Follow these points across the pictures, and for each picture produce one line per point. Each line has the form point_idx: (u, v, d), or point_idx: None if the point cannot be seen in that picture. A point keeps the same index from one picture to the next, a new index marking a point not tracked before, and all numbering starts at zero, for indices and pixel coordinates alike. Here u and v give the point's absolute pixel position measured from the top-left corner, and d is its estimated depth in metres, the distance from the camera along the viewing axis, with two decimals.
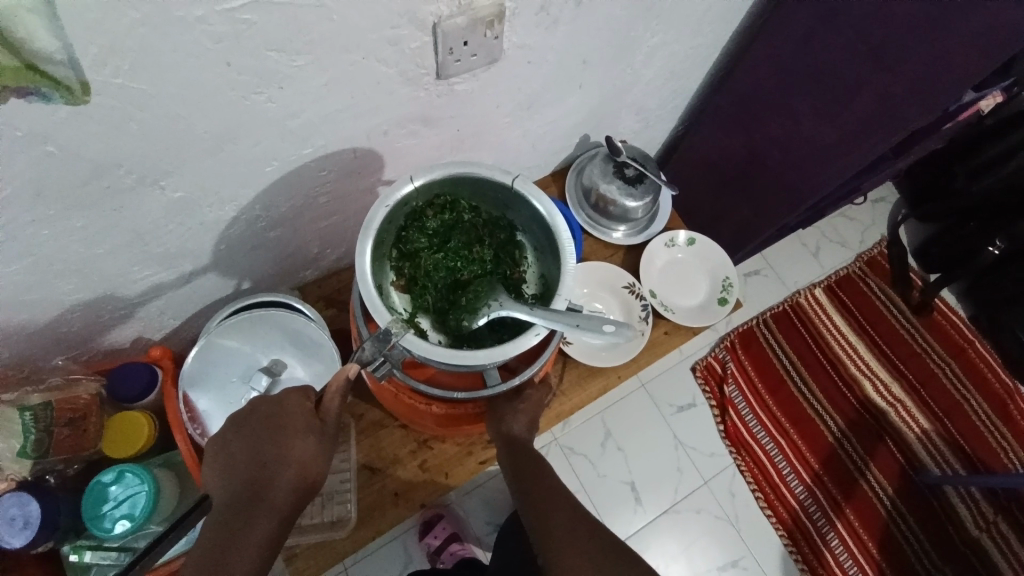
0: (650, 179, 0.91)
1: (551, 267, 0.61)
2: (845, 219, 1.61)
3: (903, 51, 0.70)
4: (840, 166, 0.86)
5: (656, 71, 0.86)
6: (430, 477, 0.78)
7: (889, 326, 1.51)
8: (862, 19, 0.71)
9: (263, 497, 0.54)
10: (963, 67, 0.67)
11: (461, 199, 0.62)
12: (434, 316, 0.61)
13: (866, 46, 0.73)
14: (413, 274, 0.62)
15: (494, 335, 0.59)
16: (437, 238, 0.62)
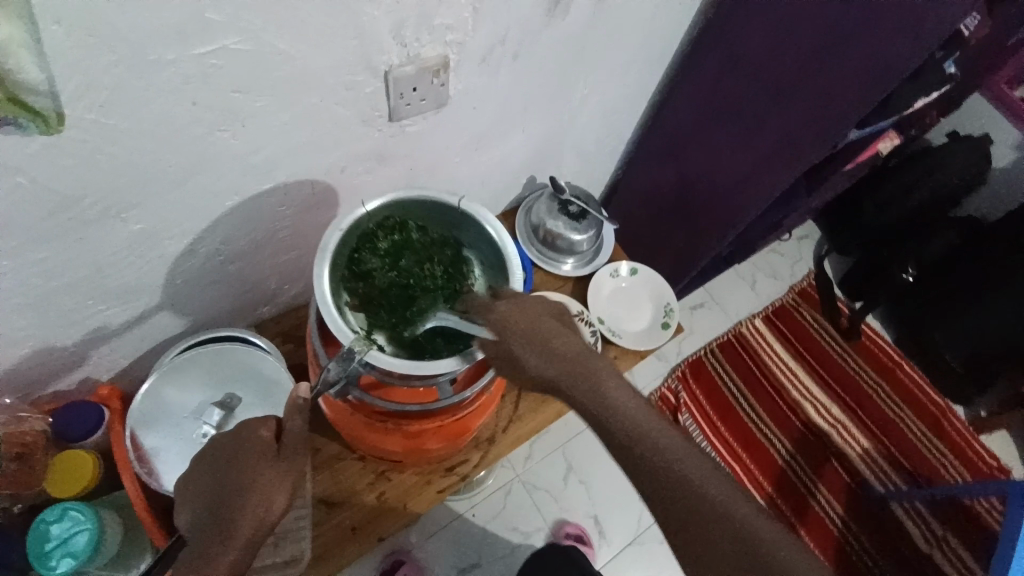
0: (593, 215, 1.00)
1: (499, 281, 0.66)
2: (776, 254, 1.75)
3: (796, 94, 0.81)
4: (753, 195, 0.95)
5: (592, 117, 0.95)
6: (388, 508, 0.78)
7: (822, 351, 1.63)
8: (760, 65, 0.84)
9: (226, 518, 0.55)
10: (839, 101, 0.77)
11: (409, 221, 0.66)
12: (386, 330, 0.61)
13: (766, 89, 0.85)
14: (363, 291, 0.62)
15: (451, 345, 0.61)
16: (386, 256, 0.64)
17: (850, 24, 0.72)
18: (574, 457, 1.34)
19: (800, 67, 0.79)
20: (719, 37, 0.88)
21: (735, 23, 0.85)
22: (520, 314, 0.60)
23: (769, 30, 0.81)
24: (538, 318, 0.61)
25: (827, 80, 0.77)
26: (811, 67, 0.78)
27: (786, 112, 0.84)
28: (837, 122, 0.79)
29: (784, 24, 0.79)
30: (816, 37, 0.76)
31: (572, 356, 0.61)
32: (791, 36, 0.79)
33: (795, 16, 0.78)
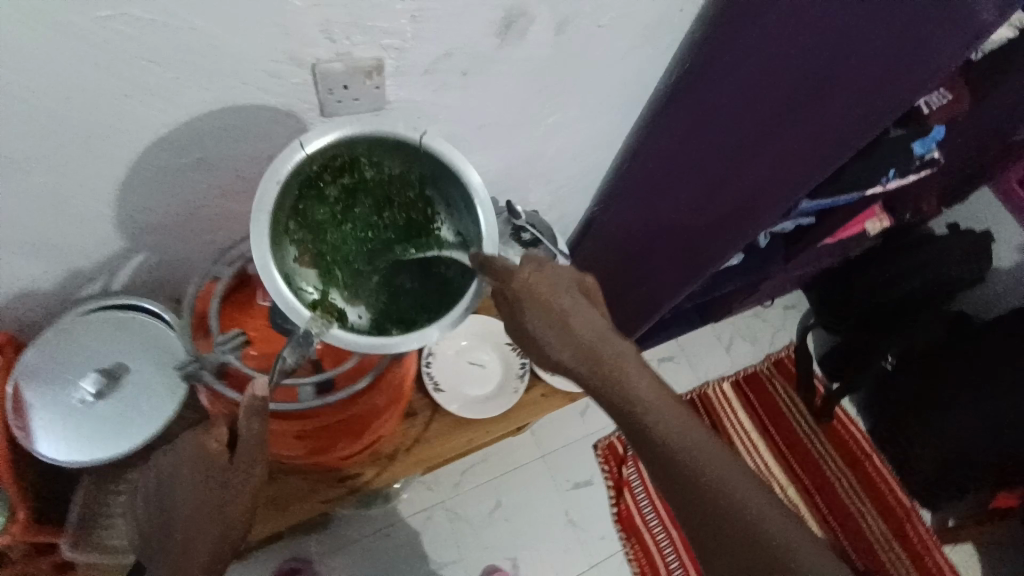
0: (545, 247, 0.95)
1: (468, 224, 0.58)
2: (758, 319, 1.69)
3: (758, 158, 0.81)
4: (722, 245, 0.94)
5: (557, 150, 0.94)
6: (265, 510, 0.76)
7: (788, 428, 1.56)
8: (722, 125, 0.81)
9: (178, 529, 0.57)
10: (805, 163, 0.77)
11: (360, 157, 0.55)
12: (349, 292, 0.58)
13: (728, 149, 0.83)
14: (316, 249, 0.57)
15: (419, 307, 0.58)
16: (342, 207, 0.57)
17: (811, 95, 0.70)
18: (505, 492, 1.29)
19: (764, 132, 0.78)
20: (684, 88, 0.84)
21: (698, 77, 0.81)
22: (542, 296, 0.61)
23: (730, 89, 0.77)
24: (560, 303, 0.61)
25: (788, 146, 0.77)
26: (773, 132, 0.77)
27: (749, 172, 0.83)
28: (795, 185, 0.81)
29: (745, 85, 0.76)
30: (777, 104, 0.74)
31: (598, 347, 0.63)
32: (753, 100, 0.76)
33: (756, 79, 0.74)
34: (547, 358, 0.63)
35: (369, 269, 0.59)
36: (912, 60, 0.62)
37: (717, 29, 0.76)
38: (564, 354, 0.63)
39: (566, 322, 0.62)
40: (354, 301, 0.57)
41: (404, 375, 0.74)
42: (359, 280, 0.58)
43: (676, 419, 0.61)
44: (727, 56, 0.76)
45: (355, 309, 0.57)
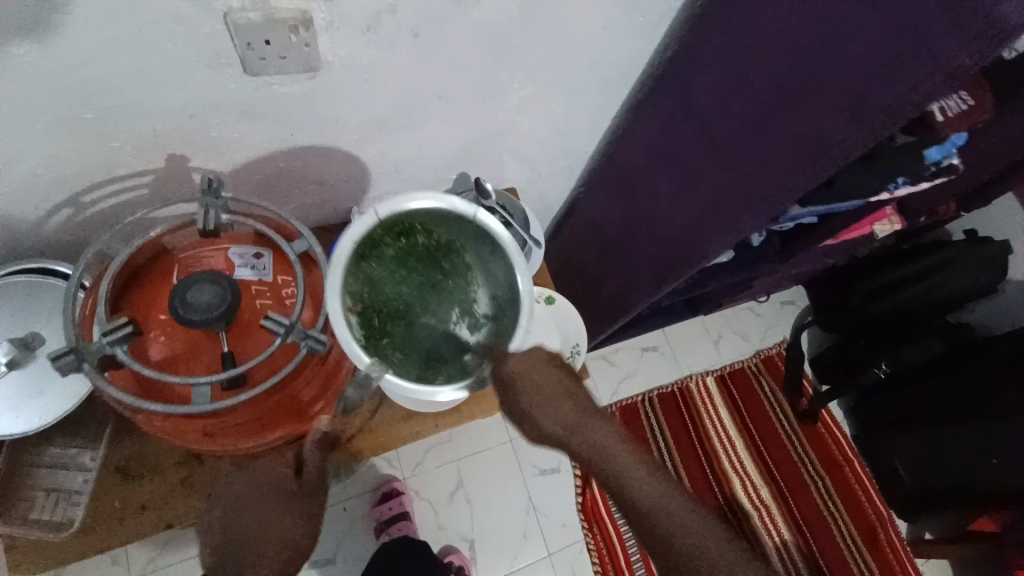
0: (514, 230, 0.88)
1: (507, 287, 0.61)
2: (750, 313, 1.63)
3: (738, 154, 0.73)
4: (688, 252, 0.87)
5: (530, 123, 0.86)
6: (187, 492, 0.71)
7: (770, 428, 1.51)
8: (705, 113, 0.76)
9: (238, 550, 0.63)
10: (775, 171, 0.69)
11: (417, 221, 0.59)
12: (394, 348, 0.58)
13: (708, 140, 0.77)
14: (369, 306, 0.58)
15: (457, 363, 0.59)
16: (395, 268, 0.59)
17: (790, 90, 0.64)
18: (467, 474, 1.26)
19: (743, 124, 0.71)
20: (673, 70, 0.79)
21: (688, 58, 0.76)
22: (531, 397, 0.67)
23: (718, 74, 0.72)
24: (550, 407, 0.67)
25: (766, 146, 0.69)
26: (751, 127, 0.70)
27: (726, 170, 0.75)
28: (772, 199, 0.71)
29: (732, 70, 0.70)
30: (759, 95, 0.67)
31: (584, 433, 0.67)
32: (738, 88, 0.70)
33: (742, 64, 0.69)
34: (540, 431, 0.68)
35: (411, 328, 0.59)
36: (905, 61, 0.53)
37: (711, 7, 0.71)
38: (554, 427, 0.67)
39: (552, 396, 0.67)
40: (399, 355, 0.58)
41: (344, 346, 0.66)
42: (403, 337, 0.59)
43: (654, 486, 0.65)
44: (719, 38, 0.71)
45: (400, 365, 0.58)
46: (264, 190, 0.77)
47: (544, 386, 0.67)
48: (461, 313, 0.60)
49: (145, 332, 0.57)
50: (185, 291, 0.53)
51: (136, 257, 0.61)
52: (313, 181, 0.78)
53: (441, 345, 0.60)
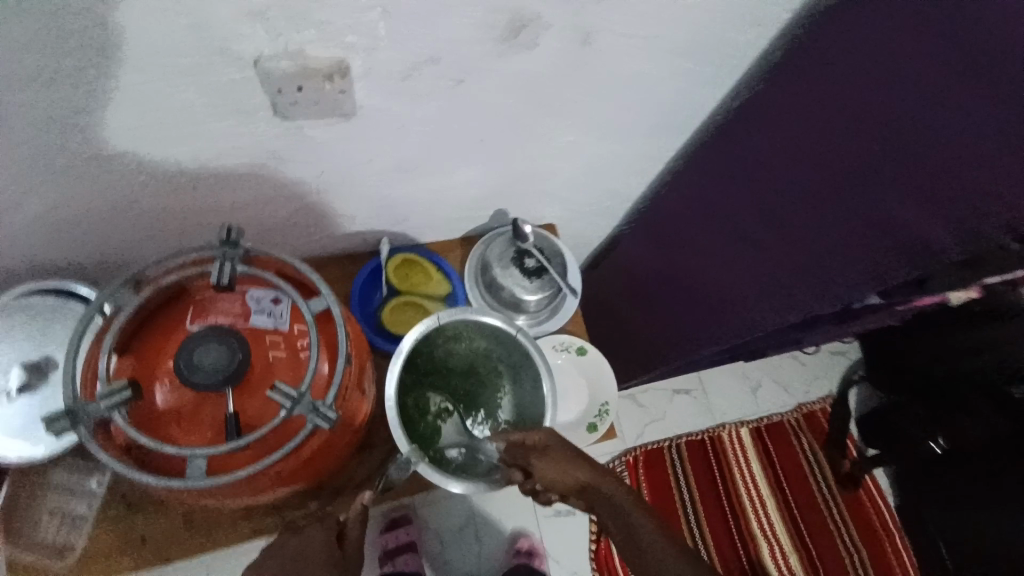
0: (550, 275, 0.86)
1: (527, 396, 0.71)
2: (794, 363, 1.53)
3: (812, 229, 0.68)
4: (729, 323, 0.81)
5: (574, 167, 0.81)
6: (191, 532, 0.70)
7: (805, 489, 1.42)
8: (773, 184, 0.72)
9: None
10: (848, 256, 0.65)
11: (462, 332, 0.71)
12: (423, 440, 0.68)
13: (772, 210, 0.73)
14: (409, 401, 0.69)
15: (474, 463, 0.67)
16: (437, 371, 0.72)
17: (879, 170, 0.61)
18: (479, 509, 1.22)
19: (823, 198, 0.66)
20: (743, 131, 0.75)
21: (760, 122, 0.73)
22: (552, 454, 0.63)
23: (798, 143, 0.68)
24: (571, 461, 0.63)
25: (850, 224, 0.64)
26: (833, 204, 0.65)
27: (795, 243, 0.70)
28: (848, 280, 0.65)
29: (817, 142, 0.66)
30: (836, 171, 0.65)
31: (600, 488, 0.63)
32: (813, 160, 0.67)
33: (829, 138, 0.65)
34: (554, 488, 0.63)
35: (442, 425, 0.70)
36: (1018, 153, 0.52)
37: (788, 74, 0.69)
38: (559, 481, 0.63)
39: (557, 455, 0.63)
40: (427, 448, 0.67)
41: (359, 408, 0.64)
42: (432, 431, 0.69)
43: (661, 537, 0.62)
44: (804, 107, 0.67)
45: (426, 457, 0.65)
46: (292, 224, 0.74)
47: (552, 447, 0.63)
48: (483, 416, 0.72)
49: (150, 387, 0.54)
50: (189, 351, 0.50)
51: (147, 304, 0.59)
52: (342, 215, 0.75)
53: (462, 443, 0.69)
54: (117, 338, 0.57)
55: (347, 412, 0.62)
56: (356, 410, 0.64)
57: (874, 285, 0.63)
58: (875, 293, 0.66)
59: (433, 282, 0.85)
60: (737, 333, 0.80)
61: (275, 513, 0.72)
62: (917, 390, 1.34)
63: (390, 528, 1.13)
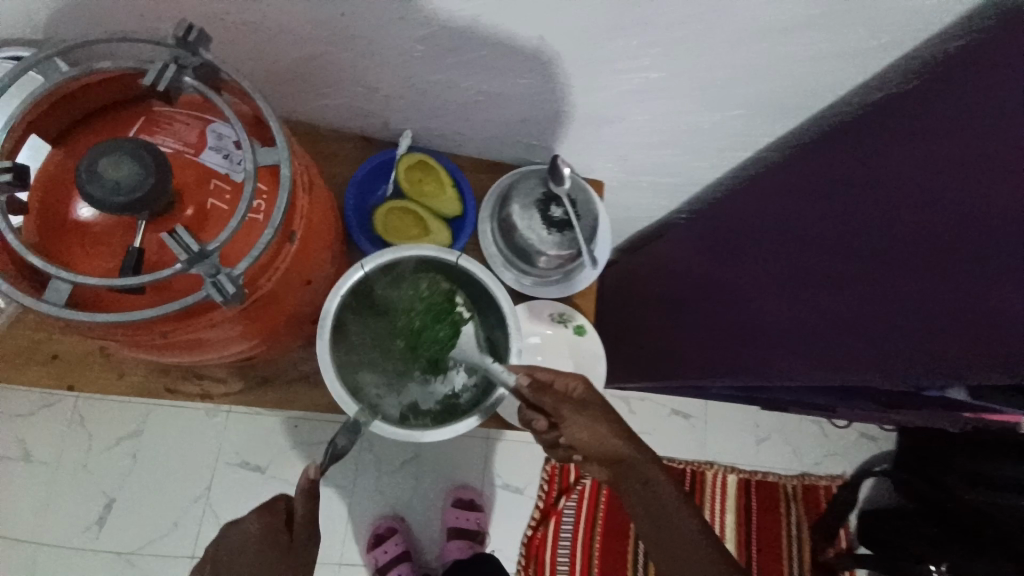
0: (572, 233, 0.72)
1: (498, 333, 0.61)
2: (815, 429, 1.36)
3: (907, 281, 0.51)
4: (762, 359, 0.64)
5: (646, 118, 0.66)
6: (102, 366, 0.65)
7: (773, 561, 1.29)
8: (899, 206, 0.54)
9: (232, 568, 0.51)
10: (966, 329, 0.46)
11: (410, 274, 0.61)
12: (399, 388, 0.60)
13: (886, 239, 0.54)
14: (372, 352, 0.60)
15: (452, 405, 0.60)
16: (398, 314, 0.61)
17: None
18: (427, 452, 1.15)
19: (941, 248, 0.50)
20: (877, 143, 0.59)
21: (907, 134, 0.56)
22: (588, 411, 0.57)
23: (942, 174, 0.52)
24: (606, 426, 0.57)
25: (964, 291, 0.47)
26: (950, 259, 0.49)
27: (877, 292, 0.54)
28: (929, 361, 0.48)
29: (970, 179, 0.50)
30: (998, 215, 0.47)
31: (632, 461, 0.58)
32: (971, 194, 0.49)
33: (989, 177, 0.48)
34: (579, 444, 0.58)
35: (415, 371, 0.61)
36: None
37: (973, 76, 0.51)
38: (587, 441, 0.57)
39: (597, 414, 0.57)
40: (403, 395, 0.60)
41: (286, 299, 0.52)
42: (406, 377, 0.61)
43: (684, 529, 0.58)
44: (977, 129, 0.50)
45: (402, 405, 0.59)
46: (303, 77, 0.63)
47: (589, 404, 0.57)
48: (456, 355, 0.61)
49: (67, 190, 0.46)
50: (99, 156, 0.40)
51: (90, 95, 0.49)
52: (361, 84, 0.64)
53: (441, 384, 0.61)
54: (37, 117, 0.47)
55: (271, 301, 0.50)
56: (283, 300, 0.52)
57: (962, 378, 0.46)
58: (962, 385, 0.49)
59: (442, 197, 0.73)
60: (765, 375, 0.63)
61: (194, 379, 0.66)
62: (940, 511, 1.19)
63: (378, 543, 1.08)
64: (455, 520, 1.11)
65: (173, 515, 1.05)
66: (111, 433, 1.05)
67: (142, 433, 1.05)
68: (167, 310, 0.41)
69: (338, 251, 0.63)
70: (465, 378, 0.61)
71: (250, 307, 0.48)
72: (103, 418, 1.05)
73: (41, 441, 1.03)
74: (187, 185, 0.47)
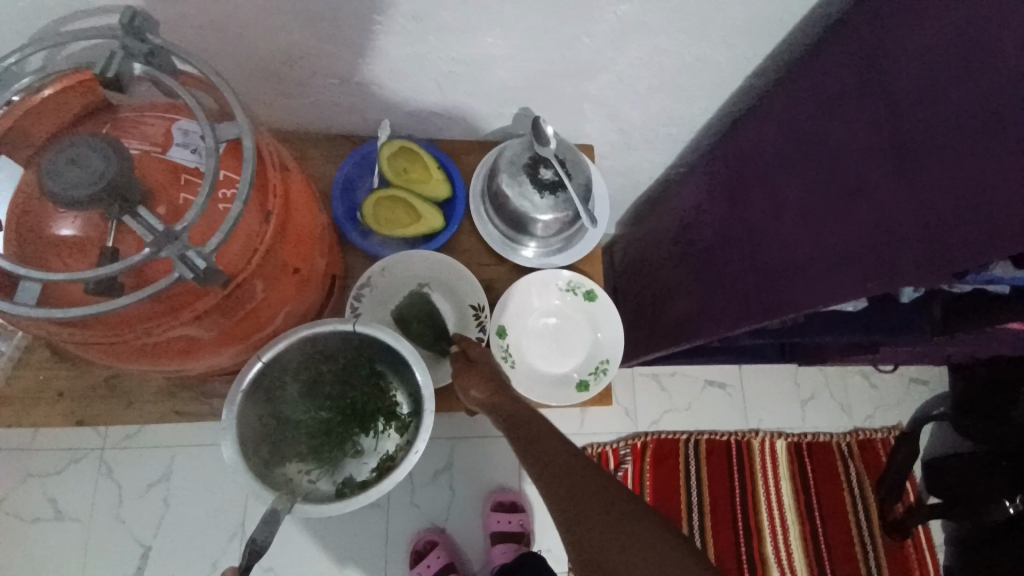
0: (566, 194, 0.69)
1: (413, 385, 0.56)
2: (862, 382, 1.29)
3: (935, 167, 0.47)
4: (784, 293, 0.60)
5: (628, 62, 0.64)
6: (110, 398, 0.63)
7: (839, 525, 1.21)
8: (906, 96, 0.51)
9: None
10: (1004, 199, 0.43)
11: (317, 353, 0.56)
12: (331, 469, 0.58)
13: (897, 130, 0.51)
14: (292, 440, 0.56)
15: (382, 470, 0.56)
16: (317, 394, 0.57)
17: None
18: (458, 457, 1.11)
19: (966, 125, 0.46)
20: (869, 38, 0.56)
21: (903, 25, 0.53)
22: (480, 371, 0.59)
23: (948, 55, 0.49)
24: (496, 383, 0.57)
25: (1007, 161, 0.43)
26: (976, 131, 0.45)
27: (906, 188, 0.49)
28: (979, 246, 0.44)
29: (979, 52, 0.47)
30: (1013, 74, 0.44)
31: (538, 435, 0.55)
32: (986, 68, 0.46)
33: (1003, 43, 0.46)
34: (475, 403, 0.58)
35: (347, 446, 0.59)
36: None
37: None
38: (478, 395, 0.57)
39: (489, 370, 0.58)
40: (337, 473, 0.58)
41: (274, 292, 0.51)
42: (338, 454, 0.58)
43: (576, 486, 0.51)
44: None
45: (336, 483, 0.56)
46: (272, 74, 0.61)
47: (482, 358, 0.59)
48: (384, 420, 0.60)
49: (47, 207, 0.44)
50: (58, 152, 0.38)
51: (75, 107, 0.47)
52: (332, 74, 0.63)
53: (375, 453, 0.60)
54: (6, 123, 0.45)
55: (254, 293, 0.48)
56: (270, 293, 0.50)
57: (1010, 251, 0.42)
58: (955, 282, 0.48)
59: (431, 181, 0.70)
60: (786, 313, 0.59)
61: (203, 398, 0.64)
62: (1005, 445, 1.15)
63: (419, 558, 1.04)
64: (497, 524, 1.06)
65: (211, 554, 1.03)
66: (141, 480, 1.03)
67: (171, 477, 1.04)
68: (142, 296, 0.39)
69: (329, 242, 0.61)
70: (397, 438, 0.59)
71: (236, 298, 0.47)
72: (131, 466, 1.04)
73: (72, 499, 1.02)
74: (158, 183, 0.45)
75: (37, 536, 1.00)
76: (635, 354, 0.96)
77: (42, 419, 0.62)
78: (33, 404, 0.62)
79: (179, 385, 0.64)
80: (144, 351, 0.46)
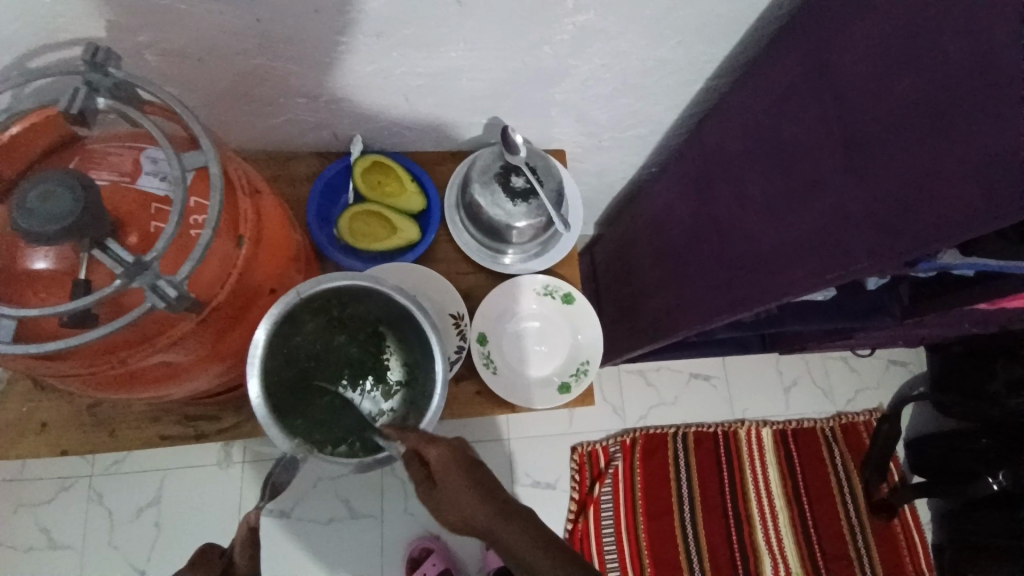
0: (540, 200, 0.71)
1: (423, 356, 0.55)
2: (842, 366, 1.32)
3: (879, 162, 0.49)
4: (754, 288, 0.61)
5: (591, 68, 0.66)
6: (93, 427, 0.63)
7: (828, 507, 1.23)
8: (854, 93, 0.53)
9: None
10: (943, 190, 0.45)
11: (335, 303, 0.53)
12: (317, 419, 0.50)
13: (847, 126, 0.53)
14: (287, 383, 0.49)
15: (378, 433, 0.50)
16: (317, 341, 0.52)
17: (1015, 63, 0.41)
18: None
19: (906, 118, 0.48)
20: (818, 34, 0.57)
21: (850, 21, 0.55)
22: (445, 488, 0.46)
23: (891, 49, 0.51)
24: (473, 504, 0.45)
25: (938, 153, 0.45)
26: (914, 124, 0.47)
27: (856, 181, 0.51)
28: (919, 235, 0.46)
29: (918, 45, 0.49)
30: (948, 68, 0.46)
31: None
32: (924, 59, 0.48)
33: (936, 34, 0.47)
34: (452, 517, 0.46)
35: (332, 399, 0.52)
36: None
37: None
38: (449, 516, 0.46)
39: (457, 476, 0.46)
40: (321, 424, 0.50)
41: (253, 310, 0.52)
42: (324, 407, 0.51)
43: None
44: None
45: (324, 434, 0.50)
46: (241, 95, 0.62)
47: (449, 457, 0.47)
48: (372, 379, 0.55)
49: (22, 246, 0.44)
50: (30, 189, 0.39)
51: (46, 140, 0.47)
52: (301, 94, 0.64)
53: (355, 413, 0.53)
54: None
55: (227, 313, 0.49)
56: (247, 311, 0.51)
57: (948, 240, 0.44)
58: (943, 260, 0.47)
59: (404, 194, 0.71)
60: (760, 302, 0.60)
61: (186, 421, 0.64)
62: (989, 423, 1.17)
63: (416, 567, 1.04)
64: None
65: None
66: (132, 505, 1.03)
67: (162, 499, 1.04)
68: (116, 326, 0.40)
69: (305, 258, 0.62)
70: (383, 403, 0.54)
71: (211, 319, 0.47)
72: (120, 491, 1.03)
73: (63, 528, 1.01)
74: (129, 213, 0.45)
75: (26, 568, 0.99)
76: (617, 351, 0.98)
77: (25, 450, 0.62)
78: (14, 437, 0.62)
79: (163, 409, 0.64)
80: (123, 378, 0.47)
